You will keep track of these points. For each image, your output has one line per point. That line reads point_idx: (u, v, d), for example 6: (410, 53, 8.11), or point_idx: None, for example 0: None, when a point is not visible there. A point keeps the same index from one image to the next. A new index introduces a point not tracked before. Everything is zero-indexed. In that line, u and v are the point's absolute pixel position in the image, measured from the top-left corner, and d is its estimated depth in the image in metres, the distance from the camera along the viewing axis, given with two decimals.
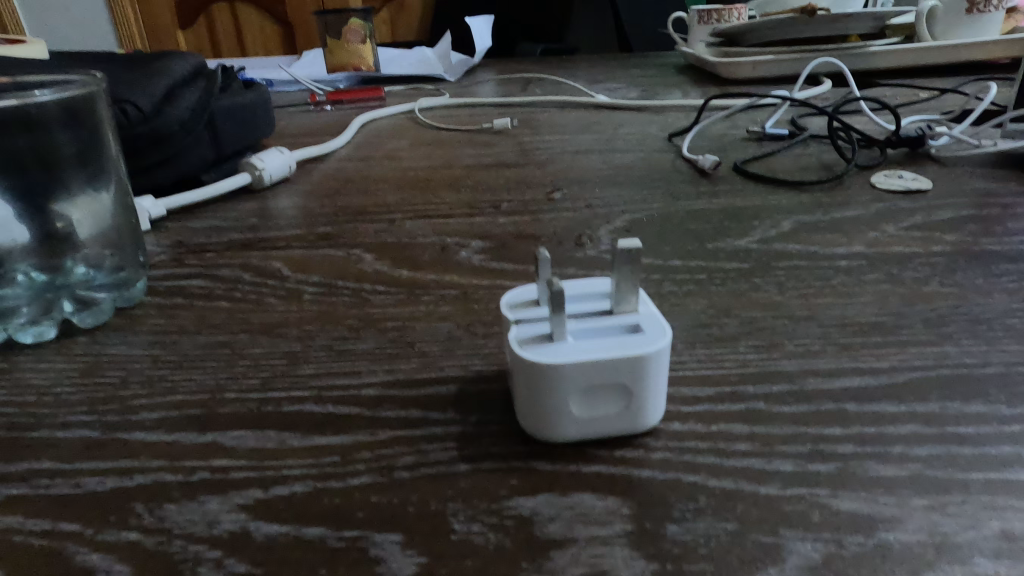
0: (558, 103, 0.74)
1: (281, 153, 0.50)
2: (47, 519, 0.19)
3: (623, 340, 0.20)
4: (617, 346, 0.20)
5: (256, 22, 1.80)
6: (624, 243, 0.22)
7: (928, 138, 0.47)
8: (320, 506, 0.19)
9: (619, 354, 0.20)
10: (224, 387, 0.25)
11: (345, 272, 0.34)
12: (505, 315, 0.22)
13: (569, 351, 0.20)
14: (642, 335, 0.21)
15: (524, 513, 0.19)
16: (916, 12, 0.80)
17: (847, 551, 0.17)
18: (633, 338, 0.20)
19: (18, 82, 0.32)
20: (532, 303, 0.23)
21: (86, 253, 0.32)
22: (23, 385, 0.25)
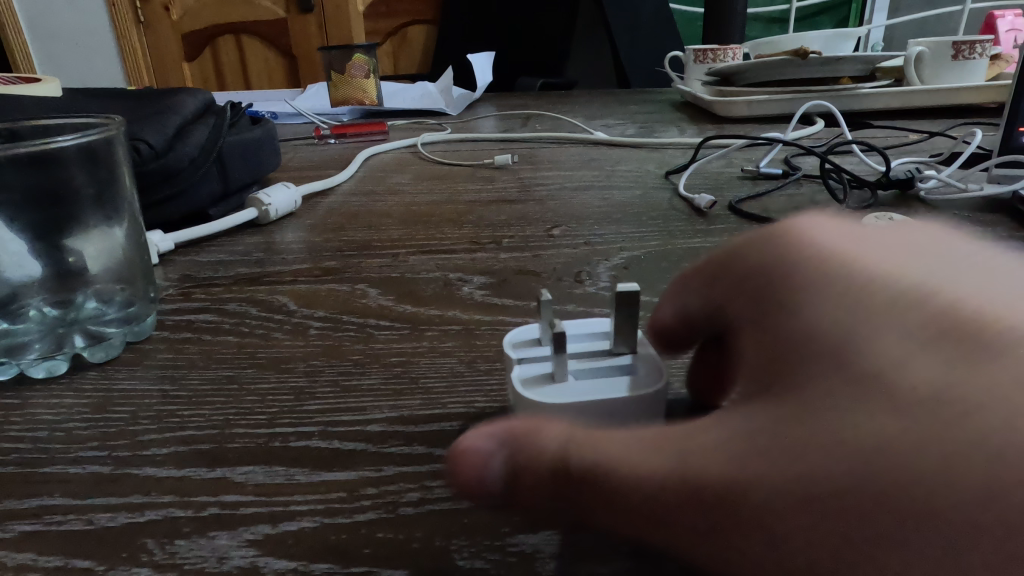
0: (558, 139, 0.76)
1: (288, 188, 0.51)
2: (60, 555, 0.19)
3: (622, 380, 0.21)
4: (617, 386, 0.21)
5: (261, 55, 1.83)
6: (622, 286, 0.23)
7: (917, 180, 0.49)
8: (327, 542, 0.19)
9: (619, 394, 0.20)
10: (233, 422, 0.25)
11: (350, 306, 0.35)
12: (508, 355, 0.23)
13: (572, 391, 0.21)
14: (640, 376, 0.22)
15: (526, 550, 0.19)
16: (905, 57, 0.83)
17: None
18: (632, 379, 0.21)
19: (44, 125, 0.34)
20: (534, 344, 0.24)
21: (97, 288, 0.34)
22: (34, 420, 0.26)
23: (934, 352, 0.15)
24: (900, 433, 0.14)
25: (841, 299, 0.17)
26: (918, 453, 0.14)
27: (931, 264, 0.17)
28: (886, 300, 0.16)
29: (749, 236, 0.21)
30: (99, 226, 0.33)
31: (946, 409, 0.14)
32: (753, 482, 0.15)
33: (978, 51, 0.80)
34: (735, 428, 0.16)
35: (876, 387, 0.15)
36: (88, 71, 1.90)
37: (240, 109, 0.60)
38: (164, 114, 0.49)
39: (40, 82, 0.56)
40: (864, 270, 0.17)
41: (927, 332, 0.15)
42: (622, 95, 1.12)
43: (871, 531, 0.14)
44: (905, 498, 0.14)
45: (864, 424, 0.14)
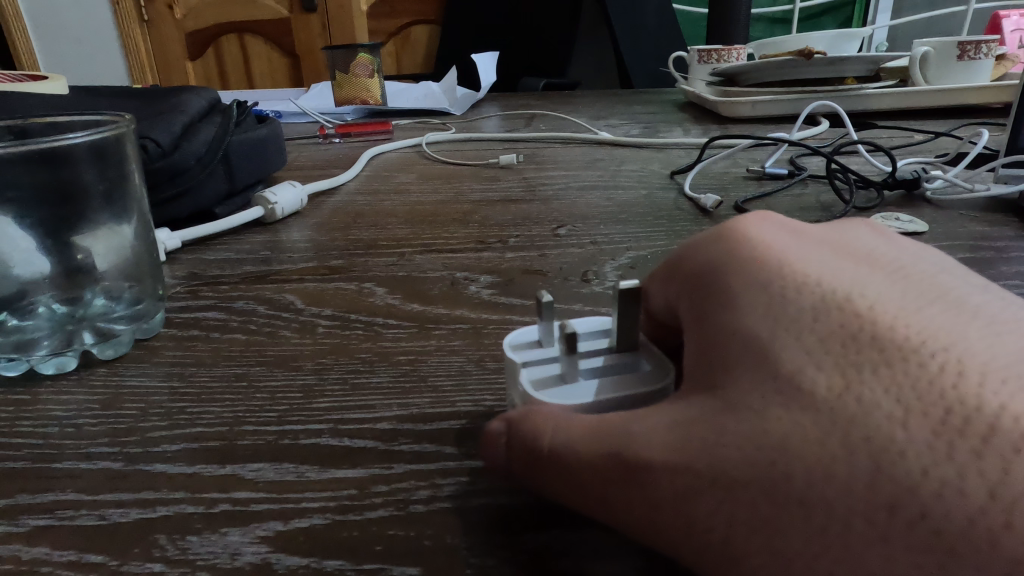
0: (563, 139, 0.76)
1: (294, 187, 0.51)
2: (73, 550, 0.19)
3: (632, 377, 0.21)
4: (627, 384, 0.21)
5: (264, 54, 1.84)
6: (624, 284, 0.23)
7: (924, 181, 0.49)
8: (339, 539, 0.20)
9: (634, 391, 0.21)
10: (242, 419, 0.25)
11: (358, 305, 0.35)
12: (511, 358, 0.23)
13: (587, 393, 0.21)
14: (648, 372, 0.22)
15: (537, 548, 0.19)
16: (910, 57, 0.83)
17: None
18: (641, 376, 0.21)
19: (52, 122, 0.34)
20: (534, 346, 0.23)
21: (106, 285, 0.34)
22: (44, 416, 0.26)
23: (838, 365, 0.17)
24: (802, 427, 0.16)
25: (770, 307, 0.19)
26: (815, 446, 0.15)
27: (848, 289, 0.19)
28: (805, 312, 0.18)
29: (699, 238, 0.22)
30: (108, 224, 0.33)
31: (840, 413, 0.16)
32: (678, 460, 0.16)
33: (984, 51, 0.80)
34: (667, 415, 0.17)
35: (787, 385, 0.17)
36: (91, 70, 1.91)
37: (246, 108, 0.60)
38: (170, 112, 0.49)
39: (47, 80, 0.56)
40: (790, 283, 0.19)
41: (834, 346, 0.17)
42: (626, 95, 1.12)
43: (771, 511, 0.15)
44: (801, 483, 0.15)
45: (775, 418, 0.16)
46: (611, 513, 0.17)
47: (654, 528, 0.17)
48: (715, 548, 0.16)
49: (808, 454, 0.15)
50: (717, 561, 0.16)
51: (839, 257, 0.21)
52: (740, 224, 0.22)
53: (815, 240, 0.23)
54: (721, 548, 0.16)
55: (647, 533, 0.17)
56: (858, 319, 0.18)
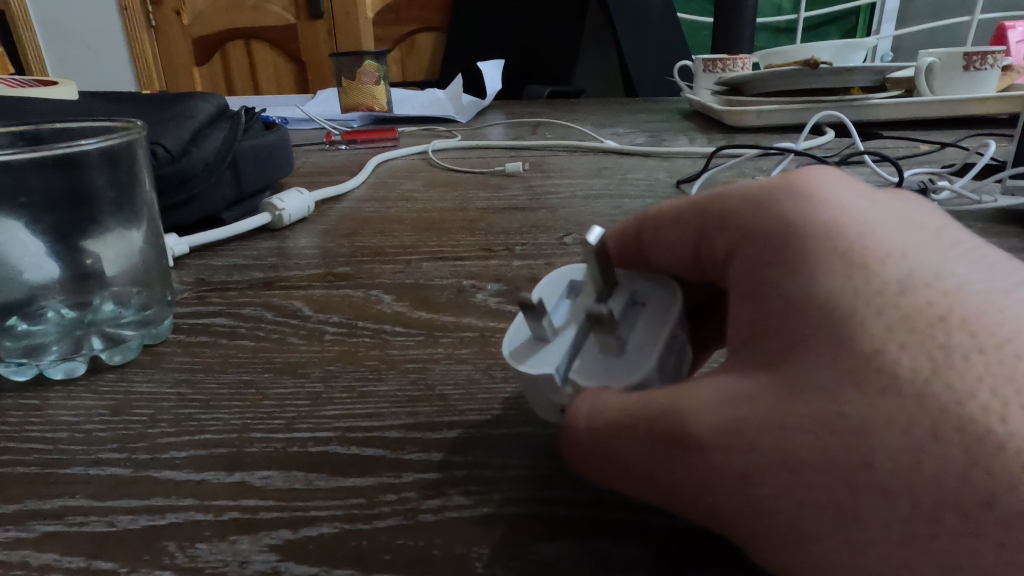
0: (569, 147, 0.76)
1: (301, 194, 0.52)
2: (82, 555, 0.19)
3: (651, 314, 0.23)
4: (657, 321, 0.22)
5: (270, 60, 1.84)
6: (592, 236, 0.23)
7: (930, 192, 0.49)
8: (348, 548, 0.19)
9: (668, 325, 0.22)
10: (250, 427, 0.25)
11: (365, 312, 0.35)
12: (531, 372, 0.21)
13: (632, 360, 0.21)
14: (656, 303, 0.23)
15: (547, 558, 0.19)
16: (915, 67, 0.83)
17: None
18: (656, 308, 0.23)
19: (62, 128, 0.34)
20: (531, 347, 0.23)
21: (114, 290, 0.34)
22: (53, 421, 0.26)
23: (925, 347, 0.16)
24: (884, 412, 0.15)
25: (848, 271, 0.17)
26: (901, 435, 0.15)
27: (930, 261, 0.18)
28: (887, 286, 0.17)
29: (750, 187, 0.20)
30: (117, 229, 0.33)
31: (926, 401, 0.15)
32: (741, 440, 0.16)
33: (990, 62, 0.80)
34: (731, 390, 0.17)
35: (865, 365, 0.16)
36: (99, 75, 1.92)
37: (254, 114, 0.60)
38: (179, 119, 0.49)
39: (56, 85, 0.56)
40: (865, 251, 0.18)
41: (920, 325, 0.16)
42: (631, 104, 1.13)
43: (846, 497, 0.15)
44: (880, 472, 0.15)
45: (852, 401, 0.15)
46: (677, 487, 0.18)
47: (718, 502, 0.17)
48: (782, 525, 0.16)
49: (889, 442, 0.15)
50: (788, 539, 0.16)
51: (912, 219, 0.20)
52: (801, 175, 0.20)
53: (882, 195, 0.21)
54: (791, 526, 0.16)
55: (709, 506, 0.17)
56: (945, 300, 0.17)
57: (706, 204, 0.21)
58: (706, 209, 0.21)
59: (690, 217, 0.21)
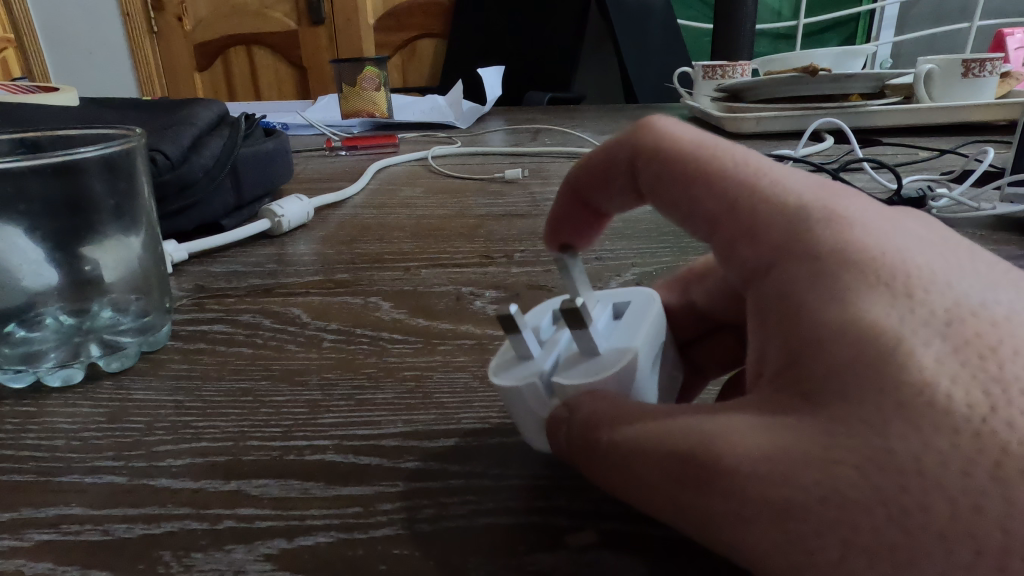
0: (568, 154, 0.76)
1: (300, 200, 0.52)
2: (76, 565, 0.19)
3: (626, 325, 0.23)
4: (633, 329, 0.23)
5: (271, 65, 1.85)
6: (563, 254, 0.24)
7: (929, 199, 0.49)
8: (343, 557, 0.19)
9: (645, 330, 0.23)
10: (248, 434, 0.25)
11: (364, 320, 0.35)
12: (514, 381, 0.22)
13: (610, 360, 0.22)
14: (632, 317, 0.24)
15: (542, 569, 0.19)
16: (915, 74, 0.83)
17: None
18: (631, 321, 0.24)
19: (63, 136, 0.34)
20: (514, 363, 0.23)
21: (113, 297, 0.34)
22: (50, 428, 0.26)
23: (981, 382, 0.15)
24: (938, 452, 0.14)
25: (887, 297, 0.16)
26: (958, 476, 0.14)
27: (978, 287, 0.16)
28: (935, 315, 0.16)
29: (778, 188, 0.18)
30: (117, 236, 0.34)
31: (985, 439, 0.14)
32: (779, 476, 0.15)
33: (989, 68, 0.80)
34: (764, 423, 0.16)
35: (917, 398, 0.15)
36: (102, 80, 1.94)
37: (255, 121, 0.60)
38: (179, 125, 0.49)
39: (58, 91, 0.56)
40: (907, 275, 0.16)
41: (973, 358, 0.15)
42: (631, 110, 1.13)
43: (898, 542, 0.14)
44: (934, 513, 0.14)
45: (902, 437, 0.14)
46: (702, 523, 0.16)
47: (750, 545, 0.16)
48: (823, 570, 0.15)
49: (946, 484, 0.14)
50: None
51: (944, 232, 0.18)
52: (831, 189, 0.19)
53: (914, 212, 0.19)
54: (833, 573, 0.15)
55: (740, 547, 0.16)
56: (997, 330, 0.15)
57: (720, 180, 0.19)
58: (722, 186, 0.19)
59: (703, 204, 0.19)
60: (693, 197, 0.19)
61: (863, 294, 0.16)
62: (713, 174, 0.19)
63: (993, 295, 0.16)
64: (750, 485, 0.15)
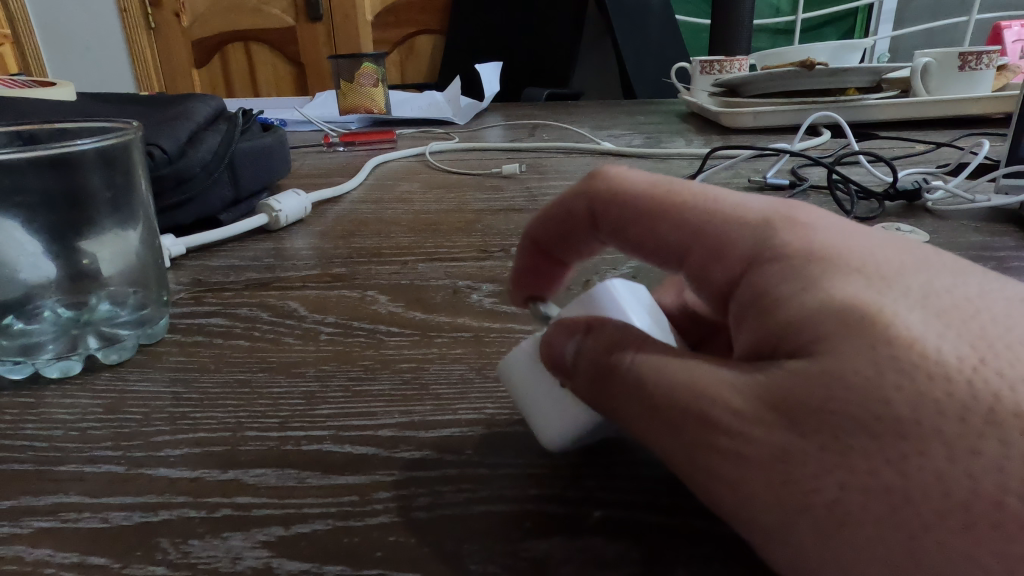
0: (565, 149, 0.76)
1: (298, 195, 0.52)
2: (76, 552, 0.19)
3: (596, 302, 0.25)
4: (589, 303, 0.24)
5: (268, 61, 1.84)
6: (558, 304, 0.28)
7: (925, 192, 0.49)
8: (340, 544, 0.20)
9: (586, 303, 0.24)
10: (246, 425, 0.26)
11: (361, 313, 0.36)
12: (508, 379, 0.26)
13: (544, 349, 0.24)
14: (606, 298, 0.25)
15: (537, 556, 0.19)
16: (911, 68, 0.83)
17: None
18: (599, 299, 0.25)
19: (60, 129, 0.34)
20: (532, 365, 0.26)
21: (110, 290, 0.34)
22: (49, 419, 0.26)
23: (966, 340, 0.15)
24: (934, 397, 0.15)
25: (867, 274, 0.17)
26: (953, 421, 0.14)
27: (950, 275, 0.18)
28: (914, 290, 0.17)
29: (745, 208, 0.19)
30: (114, 230, 0.34)
31: (978, 386, 0.15)
32: (774, 424, 0.16)
33: (985, 61, 0.80)
34: (759, 381, 0.16)
35: (912, 351, 0.15)
36: (99, 76, 1.93)
37: (252, 116, 0.60)
38: (176, 120, 0.50)
39: (55, 86, 0.57)
40: (884, 259, 0.17)
41: (954, 322, 0.16)
42: (630, 106, 1.13)
43: (897, 483, 0.14)
44: (933, 455, 0.14)
45: (902, 384, 0.15)
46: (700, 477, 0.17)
47: (748, 496, 0.16)
48: (820, 512, 0.15)
49: (940, 425, 0.14)
50: (830, 528, 0.15)
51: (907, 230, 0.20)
52: (795, 203, 0.19)
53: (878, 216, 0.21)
54: (831, 516, 0.15)
55: (733, 498, 0.16)
56: (972, 304, 0.17)
57: (683, 212, 0.20)
58: (684, 217, 0.20)
59: (667, 232, 0.20)
60: (652, 225, 0.20)
61: (844, 270, 0.17)
62: (673, 207, 0.20)
63: (961, 280, 0.17)
64: (746, 435, 0.16)
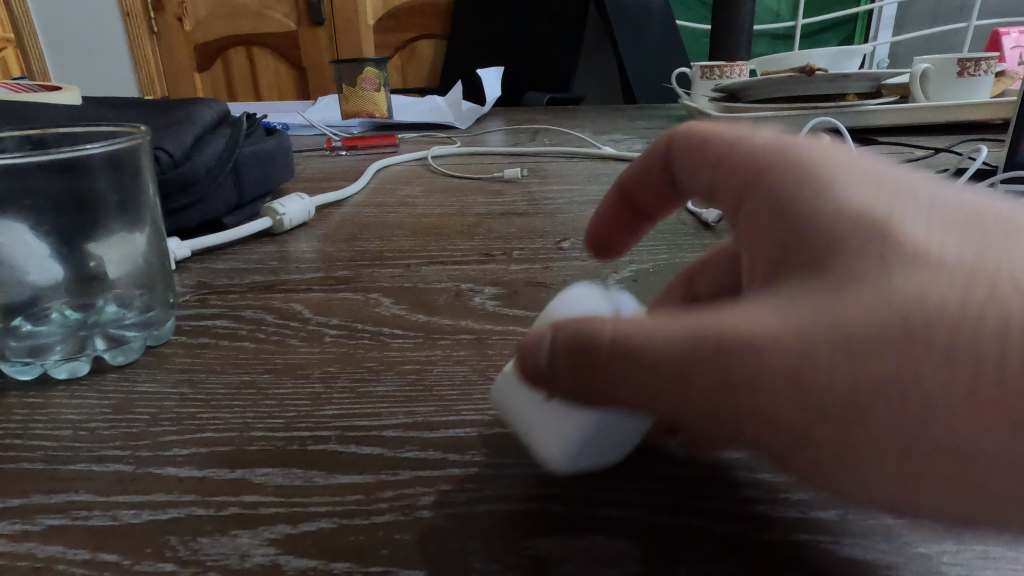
0: (567, 154, 0.77)
1: (302, 198, 0.52)
2: (86, 549, 0.20)
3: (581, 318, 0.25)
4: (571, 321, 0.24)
5: (270, 66, 1.85)
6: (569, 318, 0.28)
7: None
8: (347, 542, 0.20)
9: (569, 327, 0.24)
10: (252, 425, 0.26)
11: (364, 315, 0.36)
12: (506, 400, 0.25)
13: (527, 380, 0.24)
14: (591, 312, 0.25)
15: (540, 553, 0.19)
16: (911, 73, 0.84)
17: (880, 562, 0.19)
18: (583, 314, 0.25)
19: (70, 133, 0.35)
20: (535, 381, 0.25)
21: (117, 293, 0.34)
22: (57, 419, 0.27)
23: (962, 235, 0.16)
24: (935, 287, 0.15)
25: (868, 191, 0.17)
26: (956, 304, 0.14)
27: (946, 184, 0.18)
28: (912, 199, 0.17)
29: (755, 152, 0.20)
30: (121, 232, 0.34)
31: (979, 269, 0.15)
32: (785, 336, 0.15)
33: (984, 68, 0.80)
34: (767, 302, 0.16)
35: (921, 254, 0.15)
36: (102, 81, 1.94)
37: (255, 120, 0.61)
38: (182, 125, 0.50)
39: (60, 90, 0.57)
40: (882, 177, 0.18)
41: (952, 221, 0.16)
42: (631, 111, 1.13)
43: (903, 371, 0.14)
44: (939, 340, 0.14)
45: (902, 283, 0.15)
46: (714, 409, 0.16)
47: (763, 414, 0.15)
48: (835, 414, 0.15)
49: (942, 311, 0.14)
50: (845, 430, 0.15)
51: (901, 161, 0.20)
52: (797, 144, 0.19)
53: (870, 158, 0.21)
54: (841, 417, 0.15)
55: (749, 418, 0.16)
56: (972, 205, 0.16)
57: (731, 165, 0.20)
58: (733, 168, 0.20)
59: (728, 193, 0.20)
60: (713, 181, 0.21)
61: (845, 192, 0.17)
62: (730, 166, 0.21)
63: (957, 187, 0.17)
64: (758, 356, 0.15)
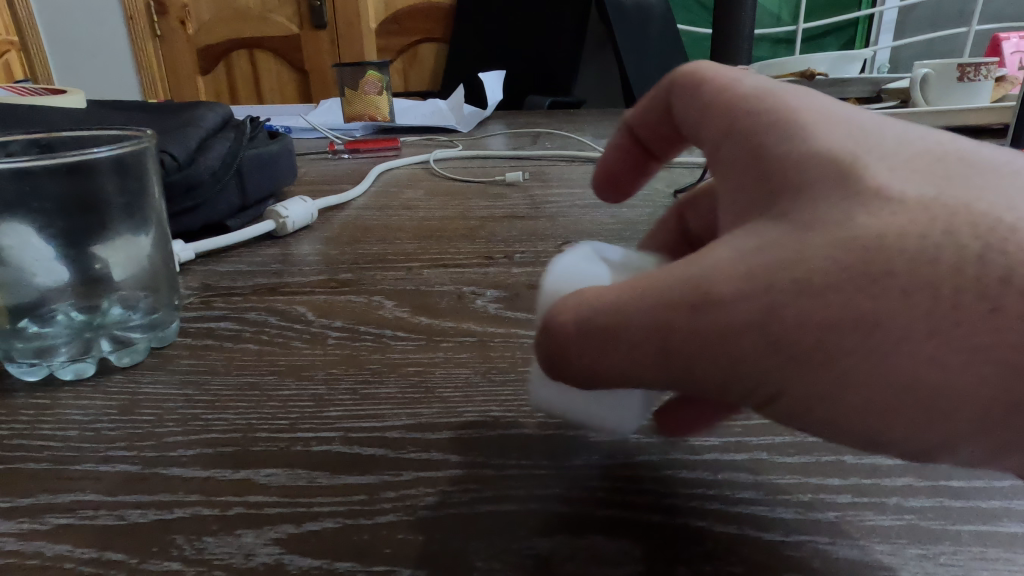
0: (568, 158, 0.77)
1: (305, 201, 0.53)
2: (93, 548, 0.20)
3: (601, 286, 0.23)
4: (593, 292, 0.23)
5: (273, 69, 1.86)
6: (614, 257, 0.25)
7: None
8: (350, 541, 0.20)
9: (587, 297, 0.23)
10: (256, 426, 0.26)
11: (367, 317, 0.36)
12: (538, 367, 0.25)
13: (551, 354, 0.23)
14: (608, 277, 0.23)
15: (541, 553, 0.20)
16: (911, 78, 0.84)
17: (878, 565, 0.19)
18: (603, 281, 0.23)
19: (76, 137, 0.35)
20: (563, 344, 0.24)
21: (122, 294, 0.34)
22: (63, 420, 0.27)
23: (932, 173, 0.15)
24: (899, 224, 0.14)
25: (840, 128, 0.17)
26: (916, 241, 0.14)
27: (923, 129, 0.17)
28: (887, 137, 0.16)
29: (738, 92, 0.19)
30: (127, 235, 0.34)
31: (942, 206, 0.14)
32: (748, 280, 0.15)
33: (984, 73, 0.81)
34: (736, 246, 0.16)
35: (886, 194, 0.15)
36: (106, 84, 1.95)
37: (259, 123, 0.61)
38: (186, 128, 0.50)
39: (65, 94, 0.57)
40: (860, 117, 0.17)
41: (923, 160, 0.16)
42: None
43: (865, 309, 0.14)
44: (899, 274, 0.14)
45: (865, 224, 0.15)
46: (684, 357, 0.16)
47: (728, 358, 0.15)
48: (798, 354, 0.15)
49: (905, 245, 0.14)
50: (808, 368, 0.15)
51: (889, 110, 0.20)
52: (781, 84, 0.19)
53: None
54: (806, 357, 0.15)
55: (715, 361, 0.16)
56: (946, 146, 0.16)
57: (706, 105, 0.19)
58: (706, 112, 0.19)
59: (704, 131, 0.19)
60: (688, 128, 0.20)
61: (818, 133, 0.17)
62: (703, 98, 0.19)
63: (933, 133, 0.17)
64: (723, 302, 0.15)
